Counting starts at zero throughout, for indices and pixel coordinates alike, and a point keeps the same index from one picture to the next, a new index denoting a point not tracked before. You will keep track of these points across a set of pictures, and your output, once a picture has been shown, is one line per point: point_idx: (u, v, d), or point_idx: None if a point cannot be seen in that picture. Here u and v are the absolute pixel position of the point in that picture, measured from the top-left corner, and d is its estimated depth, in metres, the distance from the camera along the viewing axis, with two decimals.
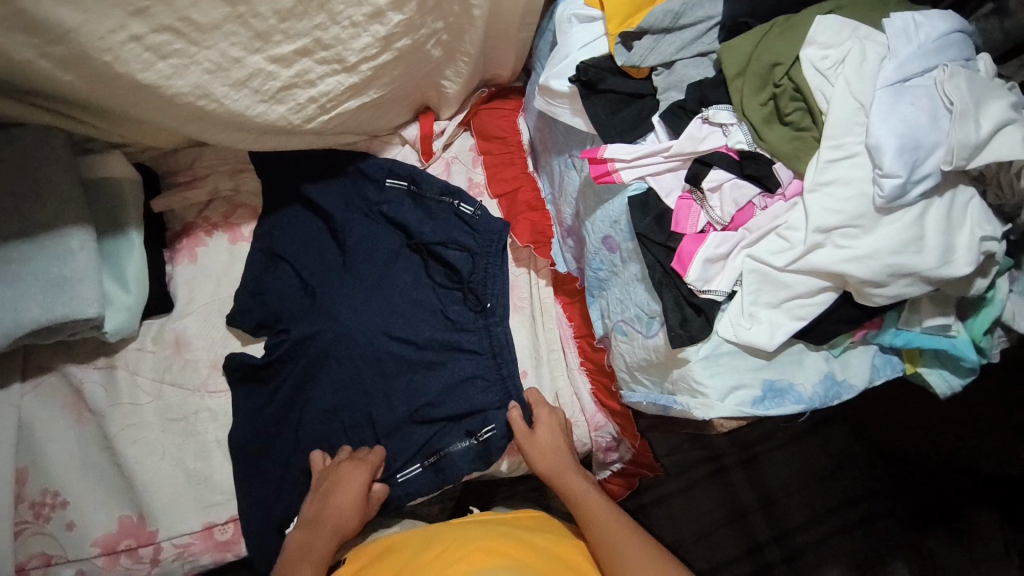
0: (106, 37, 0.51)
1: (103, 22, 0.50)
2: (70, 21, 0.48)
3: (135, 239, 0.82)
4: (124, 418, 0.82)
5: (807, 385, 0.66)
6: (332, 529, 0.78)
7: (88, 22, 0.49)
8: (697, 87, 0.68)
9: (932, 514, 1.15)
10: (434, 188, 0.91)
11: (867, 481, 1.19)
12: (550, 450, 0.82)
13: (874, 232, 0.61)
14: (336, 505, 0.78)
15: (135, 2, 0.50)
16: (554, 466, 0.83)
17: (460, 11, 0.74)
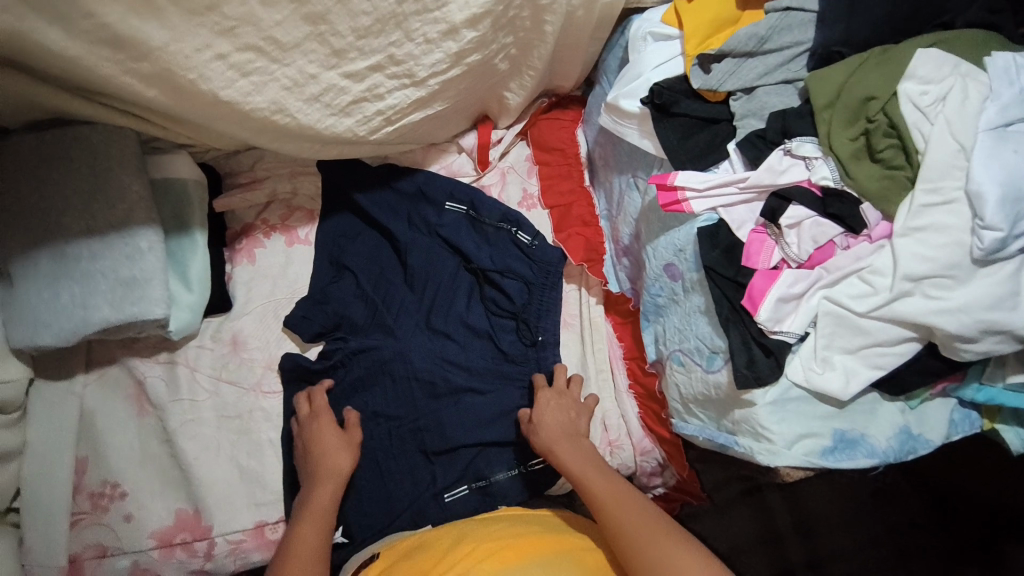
0: (192, 56, 0.51)
1: (189, 41, 0.51)
2: (157, 39, 0.49)
3: (199, 239, 0.84)
4: (184, 414, 0.85)
5: (881, 438, 0.63)
6: (330, 481, 0.80)
7: (176, 41, 0.50)
8: (781, 116, 0.64)
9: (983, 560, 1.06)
10: (493, 215, 0.93)
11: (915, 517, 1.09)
12: (550, 424, 0.83)
13: (968, 284, 0.57)
14: (326, 457, 0.81)
15: (223, 21, 0.51)
16: (549, 441, 0.82)
17: (532, 26, 0.71)
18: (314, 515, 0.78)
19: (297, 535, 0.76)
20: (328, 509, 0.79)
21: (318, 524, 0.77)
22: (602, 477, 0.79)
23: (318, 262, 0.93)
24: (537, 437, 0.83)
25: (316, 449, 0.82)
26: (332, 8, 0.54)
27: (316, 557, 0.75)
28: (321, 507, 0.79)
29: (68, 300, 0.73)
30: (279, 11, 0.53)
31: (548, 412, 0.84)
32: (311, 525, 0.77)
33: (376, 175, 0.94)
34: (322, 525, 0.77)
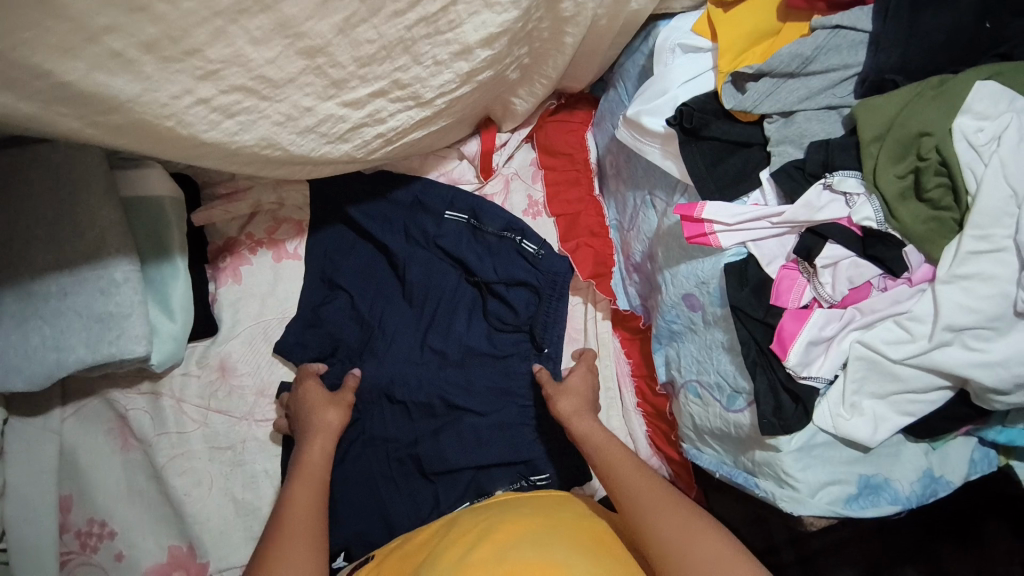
0: (170, 104, 0.43)
1: (165, 89, 0.42)
2: (127, 92, 0.40)
3: (180, 265, 0.77)
4: (172, 448, 0.81)
5: (904, 483, 0.62)
6: (326, 435, 0.76)
7: (149, 90, 0.41)
8: (822, 147, 0.59)
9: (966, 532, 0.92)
10: (496, 223, 0.87)
11: None
12: (572, 392, 0.81)
13: (1009, 335, 0.55)
14: (319, 414, 0.77)
15: (206, 65, 0.42)
16: (570, 409, 0.79)
17: (550, 37, 0.64)
18: (305, 473, 0.73)
19: (289, 495, 0.70)
20: (322, 465, 0.74)
21: (312, 481, 0.72)
22: (612, 445, 0.76)
23: (307, 282, 0.87)
24: (554, 404, 0.81)
25: (308, 409, 0.78)
26: (333, 40, 0.47)
27: (310, 511, 0.69)
28: (312, 466, 0.74)
29: (37, 341, 0.66)
30: (271, 49, 0.44)
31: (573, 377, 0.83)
32: (302, 484, 0.72)
33: (366, 183, 0.87)
34: (315, 482, 0.72)
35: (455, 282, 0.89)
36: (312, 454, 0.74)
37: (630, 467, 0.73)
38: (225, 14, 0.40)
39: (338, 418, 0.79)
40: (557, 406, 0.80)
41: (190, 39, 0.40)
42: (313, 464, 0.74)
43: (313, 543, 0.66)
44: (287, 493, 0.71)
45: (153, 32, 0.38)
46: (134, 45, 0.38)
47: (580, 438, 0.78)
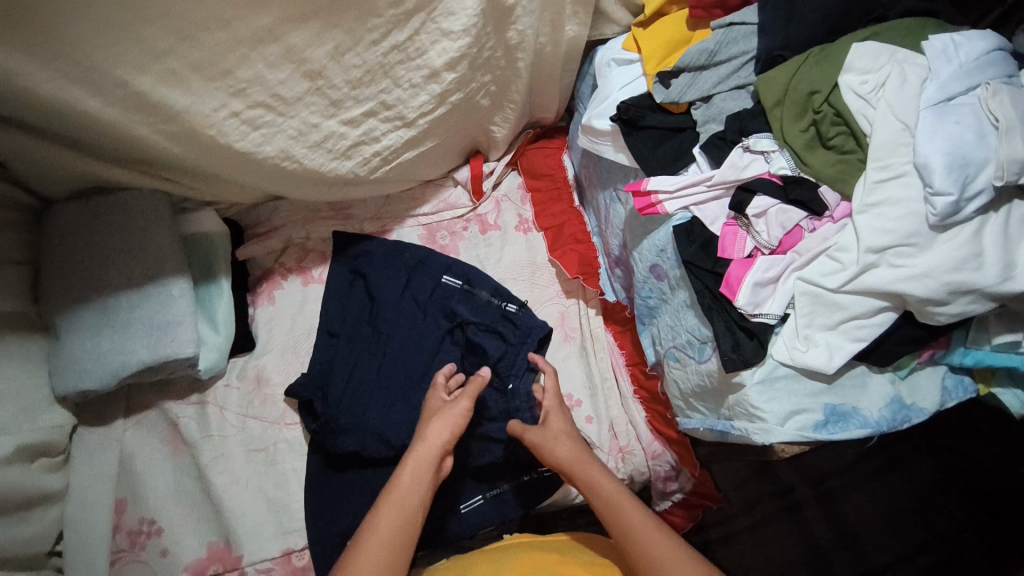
0: (211, 114, 0.64)
1: (208, 102, 0.63)
2: (180, 102, 0.62)
3: (224, 285, 0.92)
4: (214, 450, 0.90)
5: (872, 409, 0.66)
6: (423, 460, 0.75)
7: (196, 102, 0.63)
8: (736, 117, 0.71)
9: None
10: (486, 288, 0.97)
11: (957, 518, 1.14)
12: (559, 438, 0.79)
13: (930, 250, 0.60)
14: (428, 439, 0.76)
15: (236, 85, 0.63)
16: (575, 454, 0.78)
17: (507, 65, 0.82)
18: (400, 500, 0.72)
19: (374, 518, 0.71)
20: (418, 495, 0.73)
21: (404, 509, 0.71)
22: (627, 503, 0.72)
23: (325, 315, 0.96)
24: (546, 450, 0.79)
25: (419, 432, 0.78)
26: (327, 65, 0.67)
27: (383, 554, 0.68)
28: (405, 495, 0.72)
29: (108, 345, 0.81)
30: (282, 72, 0.65)
31: (551, 420, 0.81)
32: (392, 506, 0.71)
33: (371, 218, 1.03)
34: (400, 515, 0.71)
35: (440, 338, 0.96)
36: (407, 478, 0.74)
37: (650, 530, 0.70)
38: (247, 44, 0.60)
39: (444, 438, 0.77)
40: (554, 451, 0.78)
41: (223, 63, 0.61)
42: (406, 491, 0.72)
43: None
44: (370, 514, 0.71)
45: (198, 55, 0.59)
46: (185, 66, 0.59)
47: (588, 483, 0.75)
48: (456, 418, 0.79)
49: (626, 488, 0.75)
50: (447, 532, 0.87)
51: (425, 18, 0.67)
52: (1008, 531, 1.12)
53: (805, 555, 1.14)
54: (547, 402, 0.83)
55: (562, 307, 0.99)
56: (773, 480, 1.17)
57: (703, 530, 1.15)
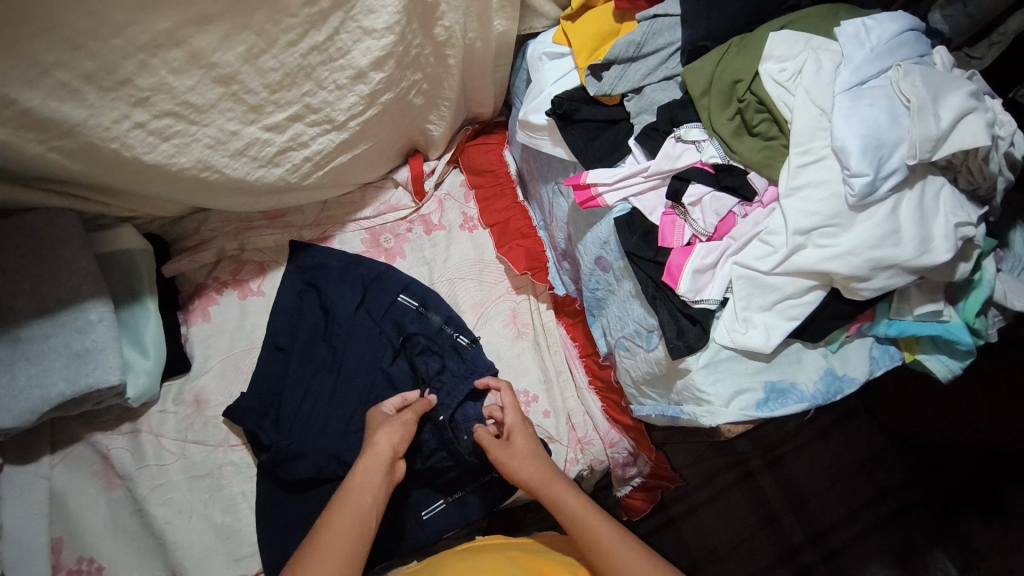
0: (112, 127, 0.59)
1: (107, 115, 0.58)
2: (75, 116, 0.57)
3: (151, 305, 0.86)
4: (152, 479, 0.84)
5: (809, 383, 0.69)
6: (375, 467, 0.74)
7: (93, 115, 0.58)
8: (667, 108, 0.72)
9: (964, 500, 1.18)
10: (440, 313, 0.93)
11: (896, 473, 1.23)
12: (520, 454, 0.78)
13: (853, 229, 0.63)
14: (378, 444, 0.76)
15: (138, 94, 0.59)
16: (539, 475, 0.77)
17: (437, 62, 0.81)
18: (349, 512, 0.71)
19: (326, 524, 0.70)
20: (371, 504, 0.72)
21: (356, 517, 0.71)
22: (592, 518, 0.73)
23: (272, 328, 0.92)
24: (510, 469, 0.77)
25: (369, 437, 0.78)
26: (241, 68, 0.63)
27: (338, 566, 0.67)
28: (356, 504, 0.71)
29: (22, 380, 0.74)
30: (190, 78, 0.60)
31: (516, 438, 0.79)
32: (342, 512, 0.71)
33: (309, 225, 0.99)
34: (354, 523, 0.70)
35: (388, 362, 0.91)
36: (356, 484, 0.73)
37: (615, 542, 0.71)
38: (146, 50, 0.56)
39: (392, 444, 0.76)
40: (517, 473, 0.77)
41: (120, 71, 0.56)
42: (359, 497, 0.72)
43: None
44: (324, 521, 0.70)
45: (91, 66, 0.54)
46: (77, 77, 0.54)
47: (555, 503, 0.75)
48: (405, 425, 0.79)
49: (590, 502, 0.76)
50: (409, 540, 0.86)
51: (342, 17, 0.65)
52: (941, 481, 1.21)
53: (760, 521, 1.19)
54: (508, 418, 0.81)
55: (513, 303, 0.98)
56: (727, 452, 1.22)
57: (664, 508, 1.19)
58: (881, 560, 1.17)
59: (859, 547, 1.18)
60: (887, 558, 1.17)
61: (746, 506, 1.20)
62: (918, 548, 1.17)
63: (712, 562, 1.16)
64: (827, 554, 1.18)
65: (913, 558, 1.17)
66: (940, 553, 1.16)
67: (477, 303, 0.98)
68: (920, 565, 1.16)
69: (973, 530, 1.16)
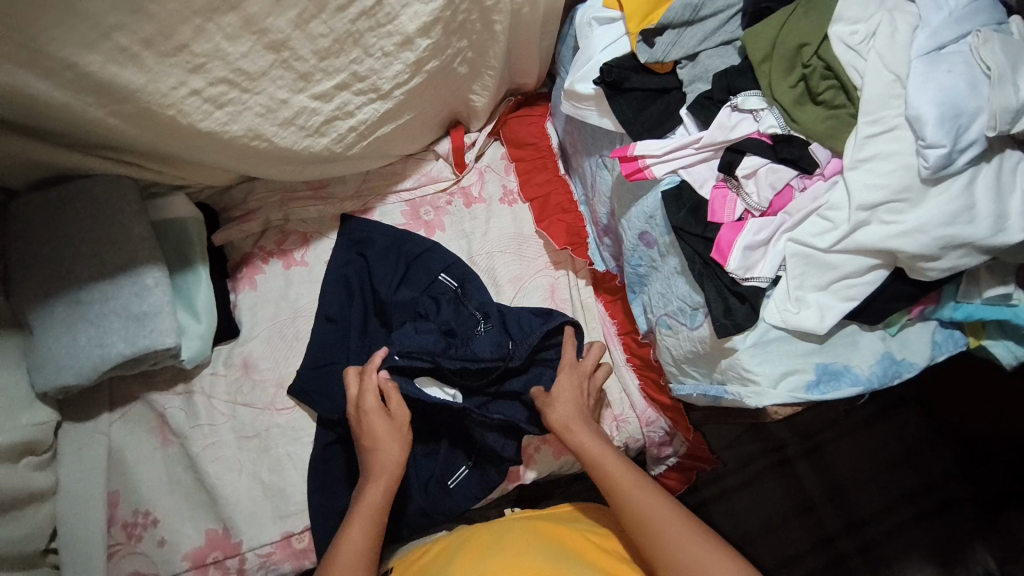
0: (169, 93, 0.61)
1: (165, 81, 0.60)
2: (135, 82, 0.58)
3: (202, 272, 0.89)
4: (205, 438, 0.88)
5: (863, 366, 0.66)
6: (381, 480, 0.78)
7: (151, 81, 0.59)
8: (722, 75, 0.69)
9: (1015, 496, 1.13)
10: (475, 301, 0.93)
11: (943, 464, 1.18)
12: (563, 401, 0.82)
13: (922, 205, 0.59)
14: (379, 453, 0.79)
15: (193, 60, 0.59)
16: (565, 418, 0.80)
17: (482, 29, 0.79)
18: (363, 517, 0.75)
19: (346, 538, 0.74)
20: (379, 508, 0.77)
21: (366, 526, 0.75)
22: (614, 465, 0.76)
23: (322, 300, 0.94)
24: (550, 413, 0.81)
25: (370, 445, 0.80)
26: (292, 34, 0.63)
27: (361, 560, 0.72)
28: (370, 509, 0.76)
29: (85, 339, 0.78)
30: (243, 43, 0.61)
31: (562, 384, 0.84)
32: (360, 524, 0.75)
33: (351, 197, 1.00)
34: (370, 530, 0.75)
35: None
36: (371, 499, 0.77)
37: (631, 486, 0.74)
38: (201, 14, 0.56)
39: (395, 455, 0.80)
40: (553, 414, 0.81)
41: (177, 36, 0.57)
42: (368, 511, 0.76)
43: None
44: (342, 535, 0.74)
45: (150, 29, 0.55)
46: (136, 42, 0.55)
47: (579, 450, 0.79)
48: (405, 426, 0.82)
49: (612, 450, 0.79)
50: (442, 508, 0.88)
51: None
52: (992, 477, 1.15)
53: (795, 506, 1.17)
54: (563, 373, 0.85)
55: (551, 279, 0.97)
56: (763, 437, 1.20)
57: (697, 490, 1.18)
58: (921, 551, 1.14)
59: (898, 539, 1.15)
60: (928, 549, 1.14)
61: (780, 490, 1.18)
62: (962, 543, 1.13)
63: (743, 544, 1.15)
64: (863, 544, 1.15)
65: (955, 551, 1.13)
66: (984, 549, 1.12)
67: (516, 277, 0.97)
68: (966, 561, 1.12)
69: None
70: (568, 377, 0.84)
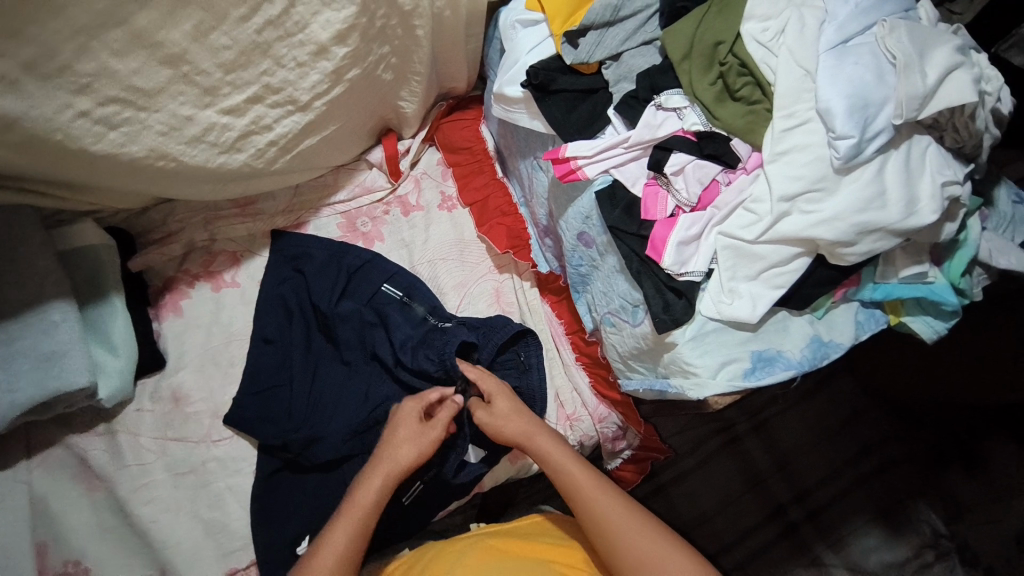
0: (55, 118, 0.56)
1: (50, 105, 0.55)
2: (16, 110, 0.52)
3: (118, 303, 0.83)
4: (134, 480, 0.82)
5: (795, 350, 0.68)
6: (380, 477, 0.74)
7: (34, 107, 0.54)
8: (647, 75, 0.70)
9: (952, 454, 1.21)
10: (424, 303, 0.91)
11: (879, 429, 1.25)
12: (506, 421, 0.77)
13: (838, 193, 0.62)
14: (394, 456, 0.75)
15: (80, 81, 0.55)
16: (521, 430, 0.76)
17: (404, 33, 0.77)
18: (351, 515, 0.72)
19: (329, 535, 0.71)
20: (369, 510, 0.72)
21: (351, 524, 0.71)
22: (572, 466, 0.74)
23: (257, 321, 0.89)
24: (499, 432, 0.77)
25: (388, 442, 0.76)
26: (190, 48, 0.59)
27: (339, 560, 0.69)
28: (360, 513, 0.72)
29: None
30: (134, 60, 0.57)
31: (499, 400, 0.78)
32: (346, 520, 0.71)
33: (282, 211, 0.96)
34: (357, 529, 0.71)
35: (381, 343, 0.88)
36: (363, 499, 0.73)
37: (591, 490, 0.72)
38: (87, 32, 0.52)
39: (406, 464, 0.74)
40: (503, 429, 0.76)
41: (61, 57, 0.52)
42: (358, 510, 0.72)
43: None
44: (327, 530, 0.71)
45: (29, 54, 0.50)
46: (16, 67, 0.50)
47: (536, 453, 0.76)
48: (427, 442, 0.75)
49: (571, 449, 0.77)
50: (403, 527, 0.85)
51: None
52: (931, 441, 1.23)
53: (747, 482, 1.21)
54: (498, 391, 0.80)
55: (495, 283, 0.96)
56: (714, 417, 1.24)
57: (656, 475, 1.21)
58: (866, 515, 1.19)
59: (843, 503, 1.20)
60: (872, 510, 1.19)
61: (736, 468, 1.22)
62: (903, 504, 1.19)
63: (703, 524, 1.19)
64: (812, 510, 1.20)
65: (897, 511, 1.19)
66: (926, 507, 1.18)
67: (458, 284, 0.96)
68: (908, 520, 1.18)
69: (955, 480, 1.20)
70: (501, 399, 0.78)
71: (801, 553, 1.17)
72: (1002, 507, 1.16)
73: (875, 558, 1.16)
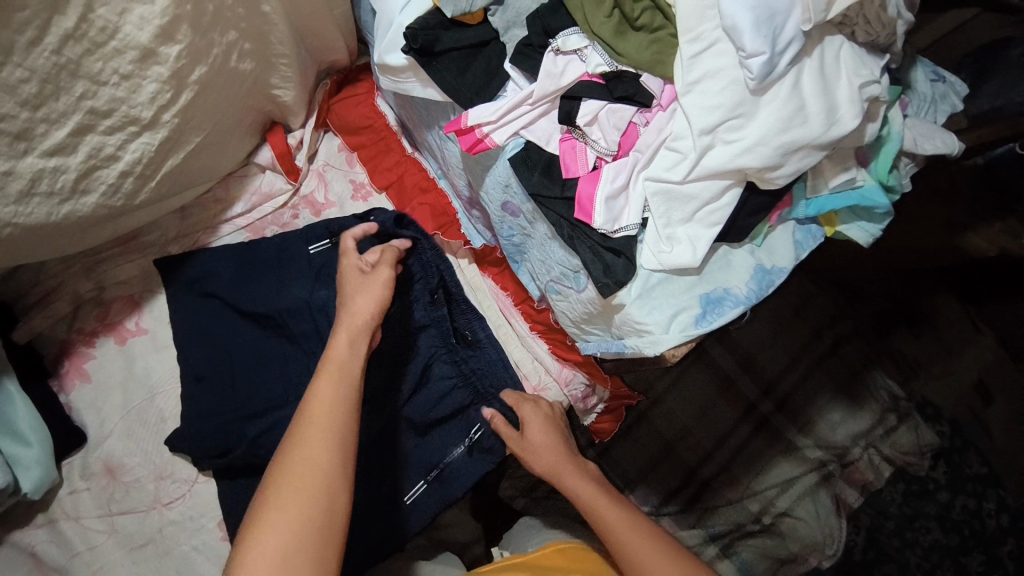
0: None
1: None
2: None
3: (10, 388, 0.71)
4: (89, 565, 0.76)
5: (741, 285, 0.66)
6: (351, 328, 0.68)
7: None
8: (536, 17, 0.63)
9: (893, 316, 1.25)
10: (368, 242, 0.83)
11: (829, 310, 1.26)
12: (541, 449, 0.78)
13: (758, 116, 0.58)
14: (358, 308, 0.70)
15: None
16: (551, 465, 0.77)
17: (251, 14, 0.66)
18: (330, 364, 0.64)
19: (315, 390, 0.61)
20: (349, 359, 0.65)
21: (340, 379, 0.63)
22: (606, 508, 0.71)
23: (183, 358, 0.81)
24: (534, 463, 0.78)
25: (347, 301, 0.71)
26: None
27: (333, 408, 0.60)
28: (339, 358, 0.64)
29: None
30: None
31: (531, 430, 0.79)
32: (329, 375, 0.63)
33: (175, 239, 0.86)
34: (344, 381, 0.63)
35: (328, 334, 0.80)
36: (340, 343, 0.66)
37: (627, 527, 0.70)
38: None
39: (373, 307, 0.70)
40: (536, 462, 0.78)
41: None
42: (340, 360, 0.64)
43: (317, 486, 0.55)
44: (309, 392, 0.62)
45: None
46: None
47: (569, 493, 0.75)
48: (383, 286, 0.72)
49: (605, 487, 0.75)
50: (389, 539, 0.79)
51: None
52: (879, 307, 1.26)
53: (719, 386, 1.23)
54: (534, 422, 0.79)
55: None
56: None
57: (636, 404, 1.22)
58: (827, 392, 1.22)
59: (806, 386, 1.23)
60: (832, 387, 1.22)
61: (709, 380, 1.23)
62: (859, 372, 1.23)
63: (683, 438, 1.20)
64: (780, 401, 1.22)
65: (857, 382, 1.22)
66: (879, 373, 1.23)
67: None
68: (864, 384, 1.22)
69: (900, 341, 1.25)
70: (532, 428, 0.79)
71: (776, 440, 1.20)
72: (937, 358, 1.24)
73: (843, 431, 1.19)
